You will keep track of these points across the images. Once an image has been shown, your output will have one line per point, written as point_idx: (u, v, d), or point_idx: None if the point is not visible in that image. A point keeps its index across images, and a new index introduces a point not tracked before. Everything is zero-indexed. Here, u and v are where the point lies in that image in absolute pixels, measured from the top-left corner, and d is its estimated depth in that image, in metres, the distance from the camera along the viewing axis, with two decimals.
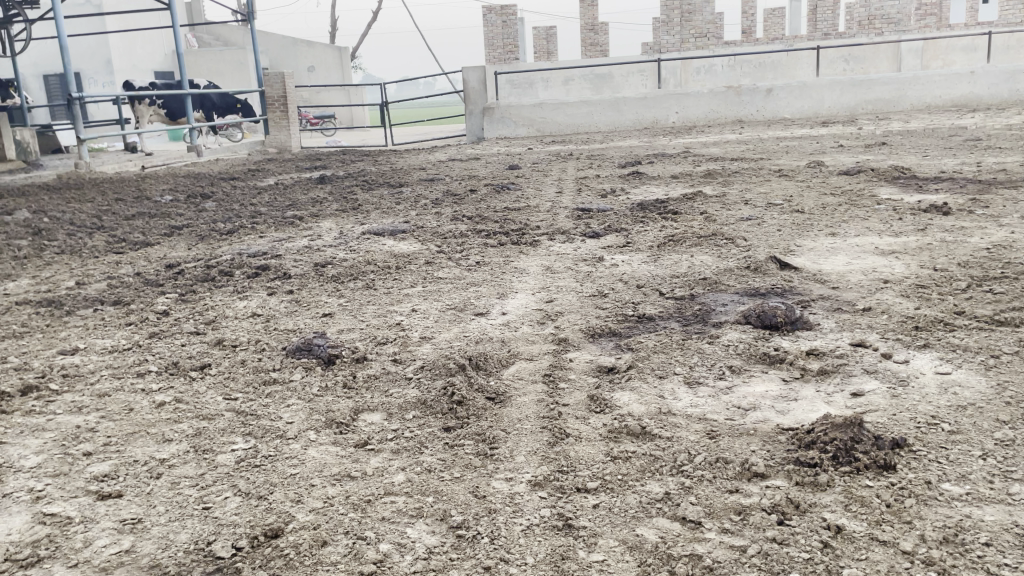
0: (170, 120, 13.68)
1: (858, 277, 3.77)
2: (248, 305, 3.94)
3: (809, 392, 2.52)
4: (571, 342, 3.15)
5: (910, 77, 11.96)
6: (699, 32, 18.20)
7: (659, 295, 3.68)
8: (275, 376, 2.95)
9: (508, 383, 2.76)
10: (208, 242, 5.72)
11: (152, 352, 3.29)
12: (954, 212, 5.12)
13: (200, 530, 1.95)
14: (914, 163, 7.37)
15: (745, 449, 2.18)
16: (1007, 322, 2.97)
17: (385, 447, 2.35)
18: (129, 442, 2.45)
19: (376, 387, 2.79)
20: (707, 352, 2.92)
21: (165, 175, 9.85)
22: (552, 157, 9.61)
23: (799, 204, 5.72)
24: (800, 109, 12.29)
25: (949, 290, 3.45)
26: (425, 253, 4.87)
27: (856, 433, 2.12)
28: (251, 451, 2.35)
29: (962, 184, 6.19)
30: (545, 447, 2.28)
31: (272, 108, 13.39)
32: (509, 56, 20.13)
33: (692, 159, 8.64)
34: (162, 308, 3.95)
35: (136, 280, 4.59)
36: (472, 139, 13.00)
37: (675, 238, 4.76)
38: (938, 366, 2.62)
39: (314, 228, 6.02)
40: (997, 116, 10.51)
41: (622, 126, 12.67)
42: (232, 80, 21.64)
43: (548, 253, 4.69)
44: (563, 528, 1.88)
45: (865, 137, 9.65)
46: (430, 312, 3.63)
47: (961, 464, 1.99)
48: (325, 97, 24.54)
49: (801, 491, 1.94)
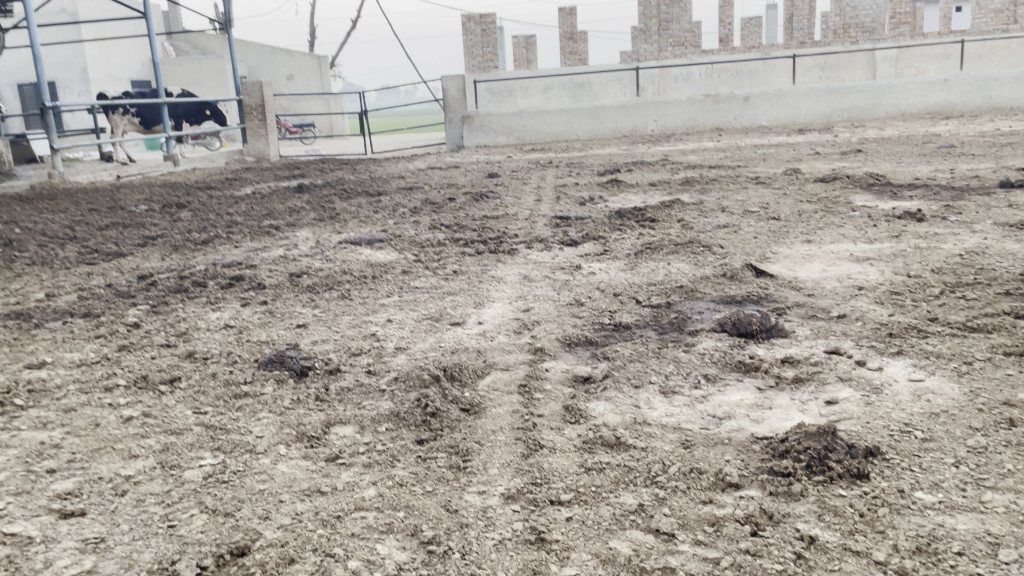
0: (147, 129, 13.56)
1: (833, 284, 3.79)
2: (221, 316, 3.89)
3: (783, 400, 2.52)
4: (548, 351, 3.12)
5: (884, 84, 12.10)
6: (678, 40, 18.34)
7: (636, 303, 3.67)
8: (247, 389, 2.90)
9: (483, 394, 2.73)
10: (182, 252, 5.66)
11: (121, 365, 3.23)
12: (927, 219, 5.17)
13: (164, 549, 1.90)
14: (889, 170, 7.42)
15: (719, 458, 2.17)
16: (979, 328, 2.98)
17: (356, 461, 2.31)
18: (94, 458, 2.40)
19: (349, 398, 2.76)
20: (683, 361, 2.91)
21: (141, 185, 9.75)
22: (532, 165, 9.61)
23: (775, 211, 5.75)
24: (778, 116, 12.38)
25: (922, 296, 3.47)
26: (402, 262, 4.85)
27: (830, 442, 2.11)
28: (219, 467, 2.31)
29: (936, 190, 6.26)
30: (518, 459, 2.25)
31: (250, 117, 13.30)
32: (489, 65, 20.15)
33: (670, 166, 8.69)
34: (132, 320, 3.89)
35: (108, 291, 4.52)
36: (451, 147, 12.97)
37: (652, 245, 4.77)
38: (911, 373, 2.63)
39: (290, 238, 5.97)
40: (971, 123, 10.63)
41: (600, 134, 12.71)
42: (210, 89, 21.50)
43: (526, 261, 4.67)
44: (536, 542, 1.86)
45: (841, 145, 9.72)
46: (406, 322, 3.59)
47: (934, 472, 1.99)
48: (304, 105, 24.47)
49: (774, 501, 1.93)
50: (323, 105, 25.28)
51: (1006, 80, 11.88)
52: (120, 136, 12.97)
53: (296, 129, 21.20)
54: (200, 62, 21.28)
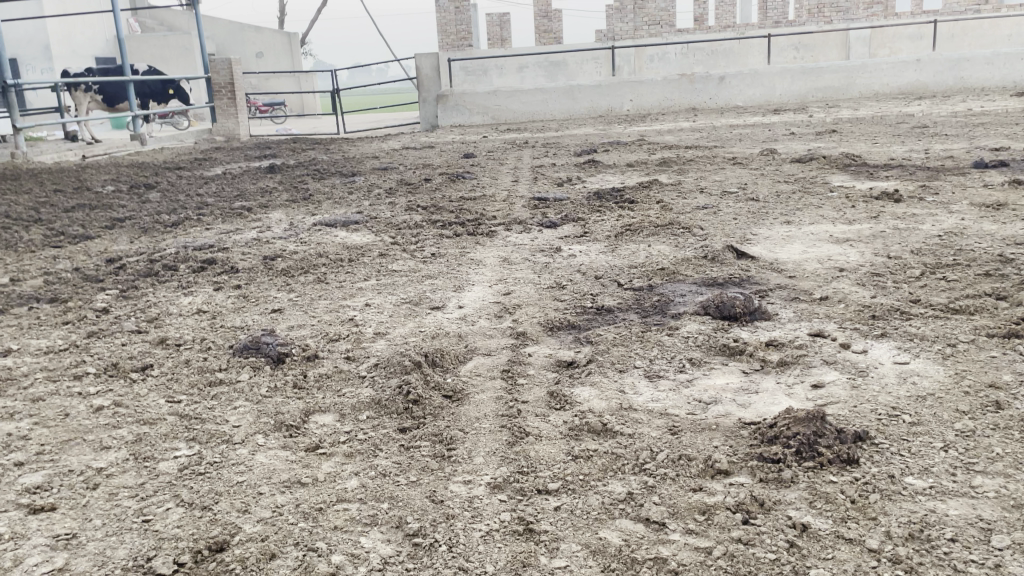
0: (111, 107, 13.23)
1: (814, 266, 3.77)
2: (194, 301, 3.80)
3: (770, 384, 2.50)
4: (530, 335, 3.08)
5: (858, 64, 12.14)
6: (653, 19, 18.26)
7: (617, 286, 3.63)
8: (222, 376, 2.83)
9: (466, 380, 2.68)
10: (152, 235, 5.52)
11: (90, 352, 3.13)
12: (905, 199, 5.18)
13: (140, 545, 1.83)
14: (865, 151, 7.45)
15: (708, 444, 2.14)
16: (962, 310, 2.98)
17: (337, 450, 2.25)
18: (64, 450, 2.32)
19: (328, 385, 2.70)
20: (667, 345, 2.88)
21: (107, 165, 9.52)
22: (508, 146, 9.52)
23: (753, 192, 5.74)
24: (753, 97, 12.36)
25: (903, 278, 3.46)
26: (379, 244, 4.77)
27: (819, 427, 2.09)
28: (194, 458, 2.24)
29: (912, 170, 6.28)
30: (504, 447, 2.21)
31: (219, 95, 13.04)
32: (463, 43, 19.94)
33: (647, 146, 8.65)
34: (101, 305, 3.78)
35: (75, 275, 4.40)
36: (425, 127, 12.82)
37: (632, 227, 4.73)
38: (896, 356, 2.62)
39: (263, 219, 5.85)
40: (945, 103, 10.68)
41: (576, 114, 12.63)
42: (177, 67, 21.06)
43: (505, 243, 4.61)
44: (524, 533, 1.82)
45: (815, 125, 9.73)
46: (384, 306, 3.53)
47: (923, 457, 1.97)
48: (275, 83, 24.07)
49: (765, 488, 1.90)
50: (294, 83, 24.90)
51: (977, 60, 11.95)
52: (84, 114, 12.64)
53: (266, 108, 20.80)
54: (167, 38, 20.82)
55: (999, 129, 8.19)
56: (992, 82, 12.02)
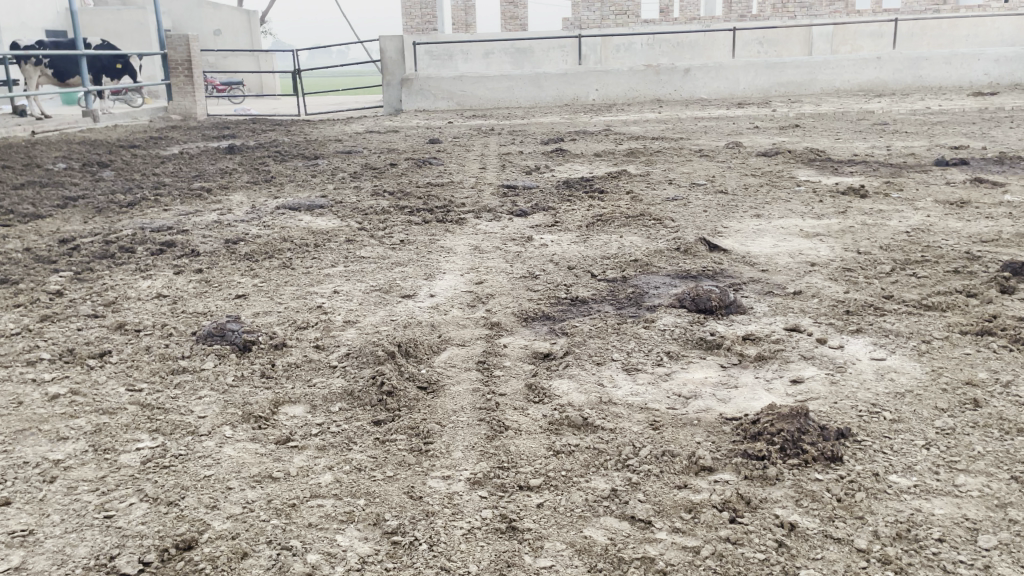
0: (62, 81, 12.76)
1: (786, 259, 3.78)
2: (153, 285, 3.66)
3: (748, 379, 2.48)
4: (504, 326, 3.02)
5: (820, 60, 12.27)
6: (619, 9, 18.23)
7: (591, 277, 3.59)
8: (185, 364, 2.72)
9: (441, 371, 2.62)
10: (106, 215, 5.33)
11: (44, 338, 2.99)
12: (871, 195, 5.22)
13: (102, 543, 1.74)
14: (828, 146, 7.52)
15: (690, 440, 2.11)
16: (935, 306, 3.00)
17: (309, 444, 2.17)
18: (18, 441, 2.20)
19: (298, 375, 2.61)
20: (644, 338, 2.84)
21: (58, 141, 9.19)
22: (474, 132, 9.41)
23: (721, 184, 5.76)
24: (717, 90, 12.42)
25: (874, 273, 3.49)
26: (345, 229, 4.66)
27: (803, 424, 2.07)
28: (158, 450, 2.14)
29: (875, 167, 6.35)
30: (482, 441, 2.15)
31: (176, 72, 12.67)
32: (428, 26, 19.71)
33: (614, 136, 8.63)
34: (54, 287, 3.62)
35: (27, 255, 4.22)
36: (389, 111, 12.64)
37: (603, 217, 4.70)
38: (873, 351, 2.62)
39: (224, 201, 5.68)
40: (903, 102, 10.84)
41: (542, 101, 12.59)
42: (131, 42, 20.42)
43: (475, 231, 4.55)
44: (506, 531, 1.76)
45: (779, 119, 9.79)
46: (353, 293, 3.43)
47: (906, 455, 1.97)
48: (233, 62, 23.54)
49: (750, 485, 1.88)
50: (254, 62, 24.36)
51: (936, 59, 12.14)
52: (32, 88, 12.16)
53: (224, 87, 20.30)
54: (120, 13, 20.17)
55: (958, 128, 8.33)
56: (949, 82, 12.23)
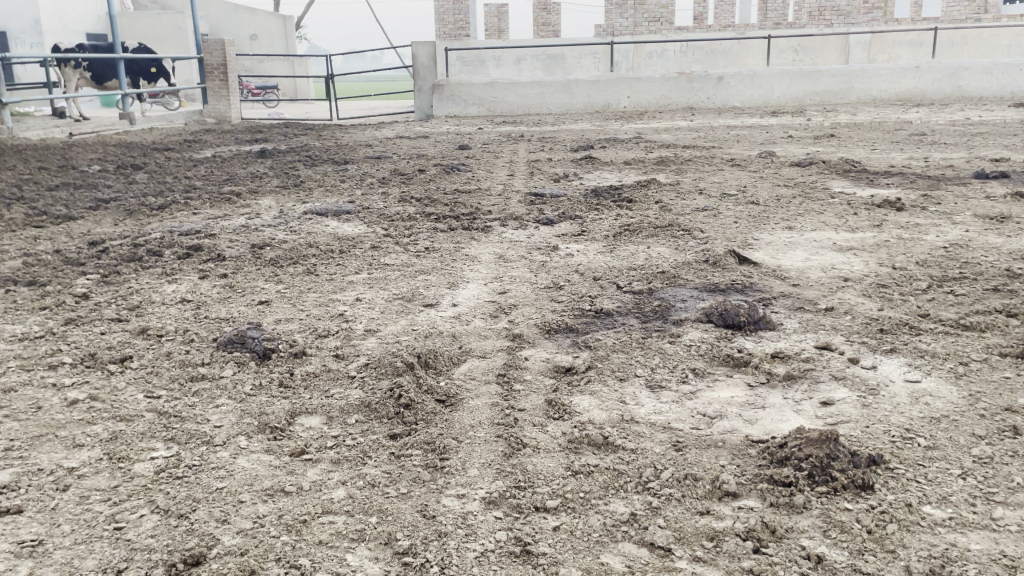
0: (100, 84, 12.96)
1: (818, 274, 3.68)
2: (177, 289, 3.67)
3: (777, 400, 2.40)
4: (526, 338, 2.97)
5: (857, 69, 12.06)
6: (653, 16, 18.08)
7: (617, 289, 3.52)
8: (204, 370, 2.71)
9: (460, 384, 2.57)
10: (136, 218, 5.37)
11: (67, 341, 3.00)
12: (908, 208, 5.09)
13: (110, 555, 1.71)
14: (864, 157, 7.37)
15: (714, 464, 2.04)
16: (973, 327, 2.89)
17: (324, 456, 2.14)
18: (34, 447, 2.19)
19: (316, 385, 2.58)
20: (669, 353, 2.77)
21: (94, 144, 9.33)
22: (503, 138, 9.38)
23: (753, 195, 5.65)
24: (750, 98, 12.27)
25: (910, 290, 3.38)
26: (370, 236, 4.65)
27: (832, 449, 1.99)
28: (173, 460, 2.12)
29: (912, 179, 6.19)
30: (500, 459, 2.10)
31: (211, 77, 12.83)
32: (460, 32, 19.74)
33: (645, 144, 8.54)
34: (81, 290, 3.64)
35: (56, 257, 4.26)
36: (420, 115, 12.67)
37: (631, 227, 4.63)
38: (907, 373, 2.53)
39: (253, 206, 5.70)
40: (943, 112, 10.61)
41: (573, 108, 12.51)
42: (169, 45, 20.70)
43: (501, 239, 4.51)
44: (521, 555, 1.71)
45: (813, 129, 9.64)
46: (376, 302, 3.41)
47: (941, 485, 1.88)
48: (268, 66, 23.78)
49: (776, 513, 1.81)
50: (288, 66, 24.60)
51: (976, 69, 11.87)
52: (71, 90, 12.38)
53: (258, 91, 20.52)
54: (159, 17, 20.48)
55: (998, 139, 8.14)
56: (990, 94, 11.95)
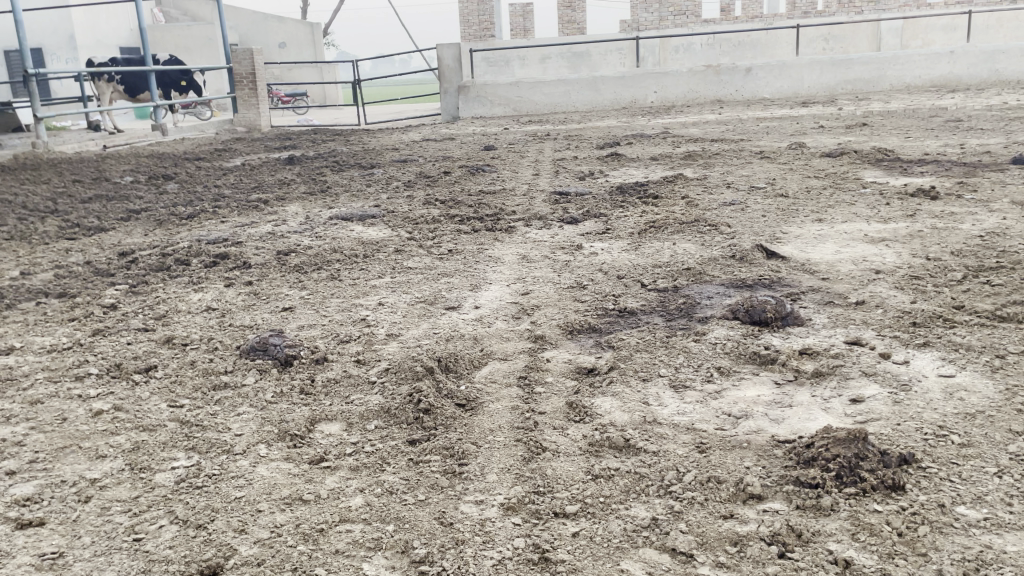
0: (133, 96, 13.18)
1: (849, 267, 3.59)
2: (203, 298, 3.69)
3: (804, 398, 2.33)
4: (549, 339, 2.93)
5: (889, 56, 11.81)
6: (679, 9, 17.92)
7: (641, 287, 3.47)
8: (227, 379, 2.72)
9: (481, 387, 2.55)
10: (166, 227, 5.44)
11: (94, 352, 3.03)
12: (942, 197, 4.96)
13: (128, 567, 1.72)
14: (897, 145, 7.21)
15: (738, 466, 1.99)
16: (1010, 318, 2.79)
17: (342, 464, 2.12)
18: (58, 459, 2.21)
19: (336, 391, 2.57)
20: (693, 352, 2.72)
21: (127, 155, 9.47)
22: (529, 138, 9.35)
23: (783, 187, 5.56)
24: (780, 88, 12.08)
25: (944, 281, 3.28)
26: (395, 239, 4.64)
27: (861, 449, 1.92)
28: (193, 470, 2.12)
29: (947, 166, 6.05)
30: (519, 464, 2.07)
31: (240, 86, 12.98)
32: (485, 32, 19.71)
33: (672, 139, 8.44)
34: (109, 301, 3.68)
35: (86, 269, 4.32)
36: (446, 117, 12.70)
37: (656, 223, 4.56)
38: (941, 368, 2.44)
39: (280, 213, 5.74)
40: (978, 96, 10.36)
41: (599, 106, 12.42)
42: (199, 56, 20.99)
43: (524, 240, 4.47)
44: (539, 563, 1.67)
45: (845, 118, 9.45)
46: (398, 306, 3.39)
47: (975, 484, 1.81)
48: (296, 73, 24.01)
49: (802, 517, 1.75)
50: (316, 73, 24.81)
51: (1014, 52, 11.57)
52: (105, 104, 12.61)
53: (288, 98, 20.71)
54: (189, 29, 20.79)
55: None
56: None
